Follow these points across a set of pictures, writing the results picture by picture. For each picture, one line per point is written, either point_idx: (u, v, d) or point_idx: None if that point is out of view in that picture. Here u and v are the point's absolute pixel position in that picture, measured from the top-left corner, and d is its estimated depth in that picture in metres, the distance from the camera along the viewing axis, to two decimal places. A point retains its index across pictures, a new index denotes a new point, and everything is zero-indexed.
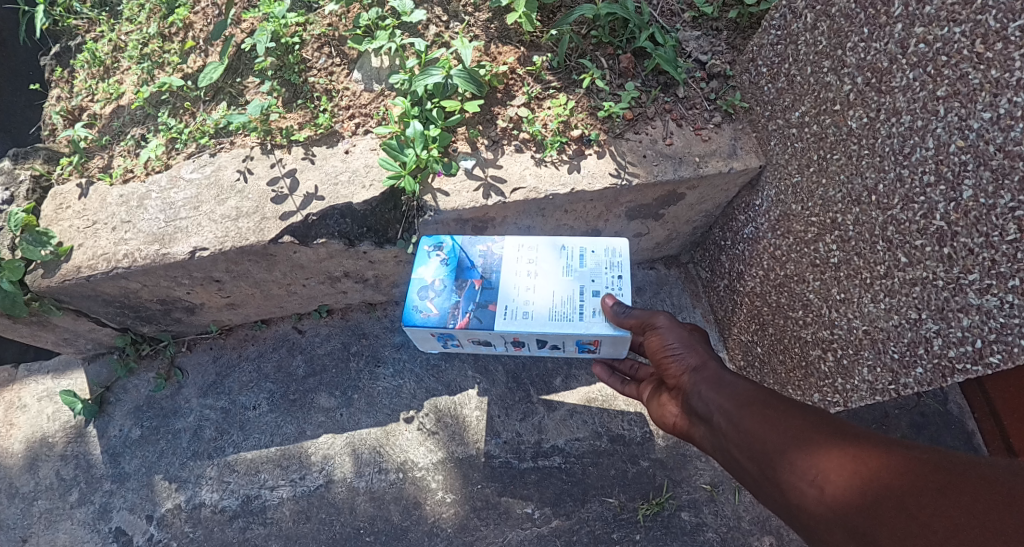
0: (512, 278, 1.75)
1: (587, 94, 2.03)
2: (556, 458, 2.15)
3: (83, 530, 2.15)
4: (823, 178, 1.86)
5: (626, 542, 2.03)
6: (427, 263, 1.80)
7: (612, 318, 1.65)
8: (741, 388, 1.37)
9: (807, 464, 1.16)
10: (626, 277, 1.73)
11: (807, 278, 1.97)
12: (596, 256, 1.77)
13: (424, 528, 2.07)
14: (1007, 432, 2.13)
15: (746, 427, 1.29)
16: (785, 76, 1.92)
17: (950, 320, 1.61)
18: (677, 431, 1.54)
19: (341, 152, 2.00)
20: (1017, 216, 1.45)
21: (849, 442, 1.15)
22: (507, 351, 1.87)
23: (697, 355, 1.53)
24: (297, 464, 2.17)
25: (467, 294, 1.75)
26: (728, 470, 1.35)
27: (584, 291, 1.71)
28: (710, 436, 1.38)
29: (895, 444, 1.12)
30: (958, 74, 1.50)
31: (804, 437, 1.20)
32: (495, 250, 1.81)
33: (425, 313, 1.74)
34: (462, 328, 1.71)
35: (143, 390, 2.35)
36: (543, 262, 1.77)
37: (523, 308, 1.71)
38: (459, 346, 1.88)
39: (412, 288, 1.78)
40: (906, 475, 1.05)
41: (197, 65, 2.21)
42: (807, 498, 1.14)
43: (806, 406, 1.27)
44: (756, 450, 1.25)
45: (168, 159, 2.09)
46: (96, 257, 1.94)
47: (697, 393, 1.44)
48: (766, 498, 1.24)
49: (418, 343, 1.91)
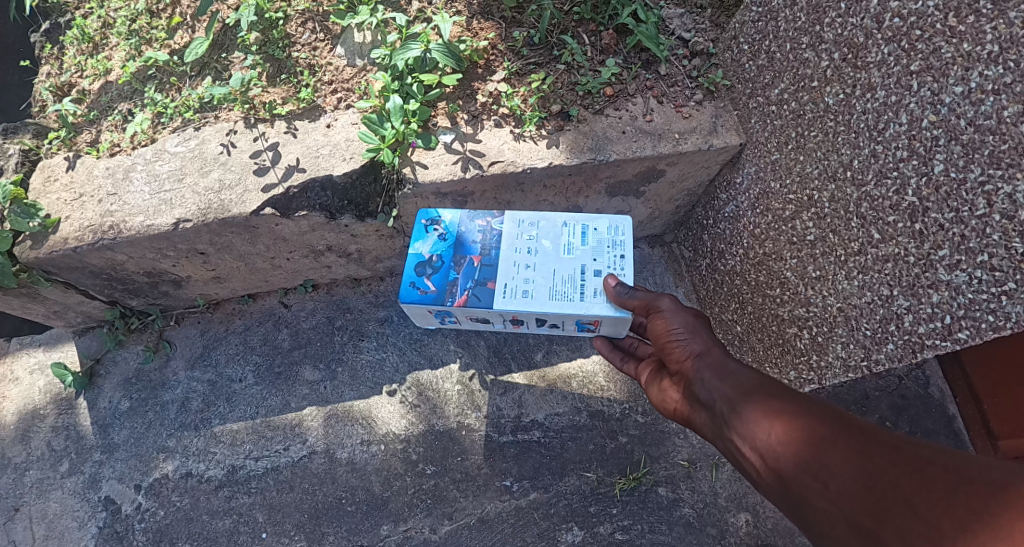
0: (512, 256, 1.77)
1: (567, 71, 2.05)
2: (535, 432, 2.17)
3: (73, 499, 2.20)
4: (801, 155, 1.84)
5: (603, 516, 2.06)
6: (425, 237, 1.83)
7: (615, 299, 1.66)
8: (746, 377, 1.38)
9: (812, 458, 1.15)
10: (628, 256, 1.75)
11: (785, 255, 1.94)
12: (598, 234, 1.79)
13: (404, 499, 2.11)
14: (987, 417, 2.11)
15: (749, 415, 1.29)
16: (765, 52, 1.91)
17: (921, 296, 1.58)
18: (678, 416, 1.56)
19: (323, 126, 2.03)
20: (986, 190, 1.43)
21: (858, 438, 1.14)
22: (505, 328, 1.90)
23: (701, 341, 1.52)
24: (282, 435, 2.21)
25: (466, 270, 1.77)
26: (728, 459, 1.36)
27: (585, 270, 1.73)
28: (711, 423, 1.39)
29: (906, 441, 1.11)
30: (931, 48, 1.48)
31: (811, 431, 1.19)
32: (495, 225, 1.83)
33: (423, 290, 1.78)
34: (460, 306, 1.74)
35: (132, 363, 2.39)
36: (544, 239, 1.78)
37: (523, 287, 1.72)
38: (456, 322, 1.92)
39: (410, 263, 1.80)
40: (913, 472, 1.05)
41: (185, 41, 2.26)
42: (809, 490, 1.14)
43: (812, 399, 1.27)
44: (759, 442, 1.25)
45: (154, 133, 2.12)
46: (83, 229, 1.98)
47: (699, 380, 1.45)
48: (767, 490, 1.24)
49: (415, 318, 1.94)
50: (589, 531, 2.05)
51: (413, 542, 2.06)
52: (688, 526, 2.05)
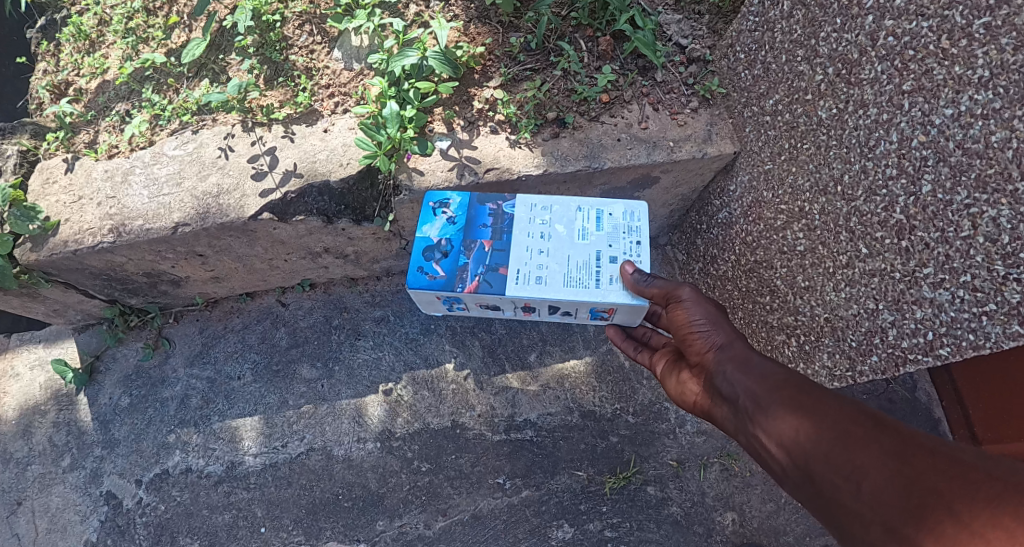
0: (524, 241, 1.77)
1: (564, 77, 2.06)
2: (528, 431, 2.22)
3: (75, 494, 2.25)
4: (793, 166, 1.85)
5: (593, 514, 2.12)
6: (433, 221, 1.82)
7: (632, 286, 1.67)
8: (770, 370, 1.39)
9: (843, 458, 1.15)
10: (643, 242, 1.76)
11: (775, 264, 1.97)
12: (613, 219, 1.80)
13: (400, 496, 2.16)
14: (972, 420, 2.13)
15: (774, 411, 1.31)
16: (761, 63, 1.92)
17: (905, 311, 1.63)
18: (697, 408, 1.59)
19: (320, 131, 2.05)
20: (971, 213, 1.46)
21: (892, 439, 1.14)
22: (514, 315, 1.91)
23: (723, 333, 1.55)
24: (279, 432, 2.26)
25: (477, 256, 1.76)
26: (750, 454, 1.38)
27: (600, 256, 1.74)
28: (734, 417, 1.41)
29: (942, 444, 1.11)
30: (923, 69, 1.50)
31: (843, 431, 1.18)
32: (506, 210, 1.83)
33: (432, 276, 1.75)
34: (471, 292, 1.72)
35: (132, 359, 2.43)
36: (557, 224, 1.79)
37: (536, 273, 1.72)
38: (465, 309, 1.91)
39: (418, 247, 1.78)
40: (955, 478, 1.05)
41: (181, 41, 2.28)
42: (842, 492, 1.14)
43: (841, 396, 1.27)
44: (787, 439, 1.25)
45: (152, 136, 2.14)
46: (82, 232, 2.01)
47: (721, 373, 1.47)
48: (794, 488, 1.25)
49: (422, 305, 1.94)
50: (579, 528, 2.11)
51: (408, 537, 2.12)
52: (675, 524, 2.11)
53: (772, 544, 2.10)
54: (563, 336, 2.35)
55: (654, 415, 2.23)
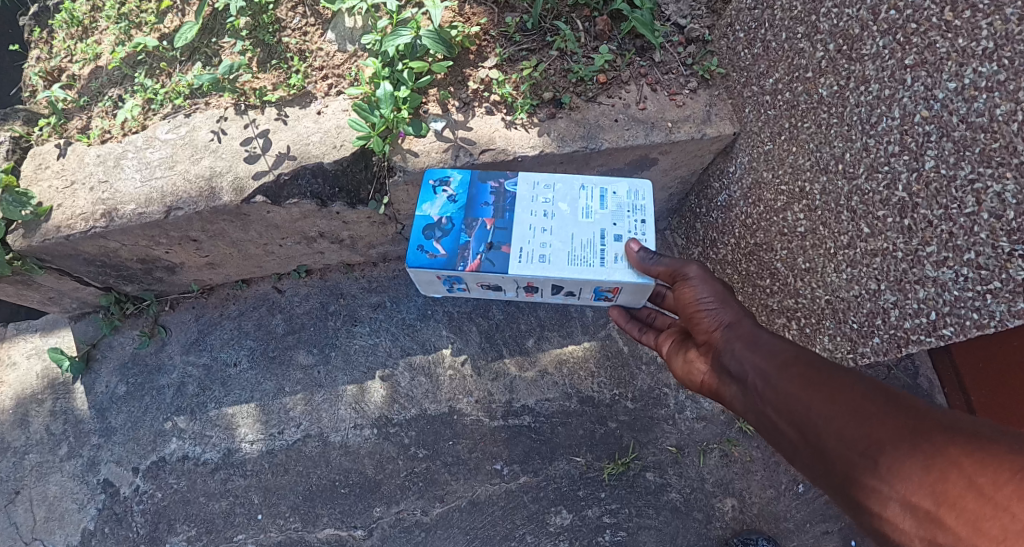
0: (527, 219, 1.74)
1: (560, 57, 2.03)
2: (526, 417, 2.20)
3: (72, 482, 2.24)
4: (793, 146, 1.82)
5: (591, 499, 2.10)
6: (434, 199, 1.80)
7: (638, 265, 1.64)
8: (779, 347, 1.37)
9: (858, 433, 1.13)
10: (648, 221, 1.74)
11: (775, 247, 1.94)
12: (617, 198, 1.77)
13: (397, 482, 2.15)
14: (973, 407, 2.10)
15: (784, 388, 1.28)
16: (760, 41, 1.88)
17: (907, 291, 1.60)
18: (704, 388, 1.57)
19: (314, 113, 2.03)
20: (975, 188, 1.43)
21: (908, 413, 1.11)
22: (516, 295, 1.89)
23: (731, 311, 1.53)
24: (276, 418, 2.25)
25: (479, 234, 1.73)
26: (760, 432, 1.36)
27: (605, 234, 1.71)
28: (743, 396, 1.39)
29: (960, 418, 1.08)
30: (926, 42, 1.47)
31: (856, 406, 1.16)
32: (508, 188, 1.81)
33: (433, 254, 1.73)
34: (473, 271, 1.70)
35: (128, 347, 2.41)
36: (560, 203, 1.77)
37: (539, 251, 1.70)
38: (466, 289, 1.89)
39: (419, 225, 1.76)
40: (975, 451, 1.02)
41: (174, 25, 2.25)
42: (856, 467, 1.12)
43: (853, 371, 1.24)
44: (798, 415, 1.23)
45: (145, 120, 2.12)
46: (74, 217, 1.99)
47: (730, 351, 1.45)
48: (805, 465, 1.23)
49: (423, 286, 1.92)
50: (577, 514, 2.09)
51: (405, 524, 2.11)
52: (674, 510, 2.10)
53: (772, 530, 2.08)
54: (561, 321, 2.33)
55: (653, 401, 2.20)
